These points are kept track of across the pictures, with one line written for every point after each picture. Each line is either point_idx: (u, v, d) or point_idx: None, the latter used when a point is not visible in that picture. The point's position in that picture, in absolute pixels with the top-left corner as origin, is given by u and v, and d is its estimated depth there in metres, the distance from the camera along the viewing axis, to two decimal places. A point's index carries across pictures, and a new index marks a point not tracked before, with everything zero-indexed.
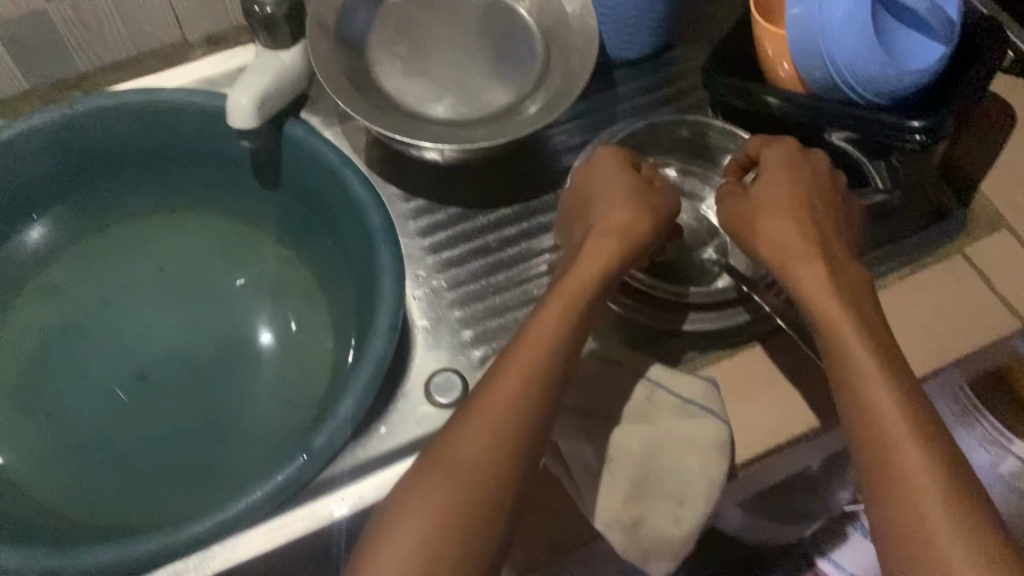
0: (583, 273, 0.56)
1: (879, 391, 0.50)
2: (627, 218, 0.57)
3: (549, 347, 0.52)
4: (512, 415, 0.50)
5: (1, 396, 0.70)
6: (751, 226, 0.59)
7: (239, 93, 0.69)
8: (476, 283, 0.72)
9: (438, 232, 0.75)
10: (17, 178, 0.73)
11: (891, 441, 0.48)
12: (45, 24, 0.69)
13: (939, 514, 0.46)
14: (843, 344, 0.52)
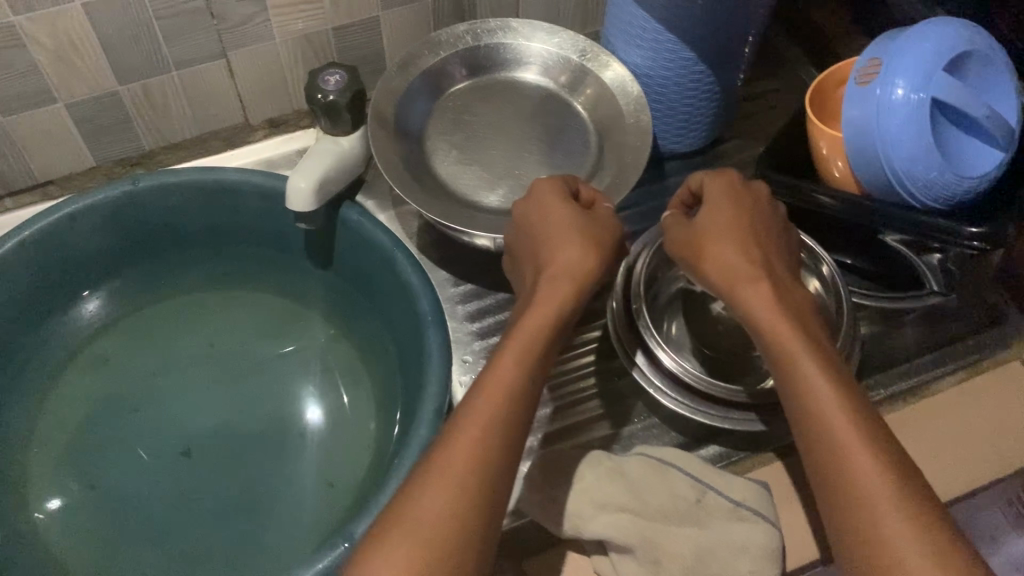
0: (542, 310, 0.53)
1: (838, 424, 0.47)
2: (576, 255, 0.55)
3: (510, 398, 0.49)
4: (476, 458, 0.47)
5: (52, 467, 0.71)
6: (696, 252, 0.56)
7: (299, 178, 0.70)
8: None
9: (487, 318, 0.75)
10: (77, 252, 0.75)
11: (851, 472, 0.45)
12: (117, 104, 0.72)
13: (903, 542, 0.43)
14: (789, 367, 0.50)
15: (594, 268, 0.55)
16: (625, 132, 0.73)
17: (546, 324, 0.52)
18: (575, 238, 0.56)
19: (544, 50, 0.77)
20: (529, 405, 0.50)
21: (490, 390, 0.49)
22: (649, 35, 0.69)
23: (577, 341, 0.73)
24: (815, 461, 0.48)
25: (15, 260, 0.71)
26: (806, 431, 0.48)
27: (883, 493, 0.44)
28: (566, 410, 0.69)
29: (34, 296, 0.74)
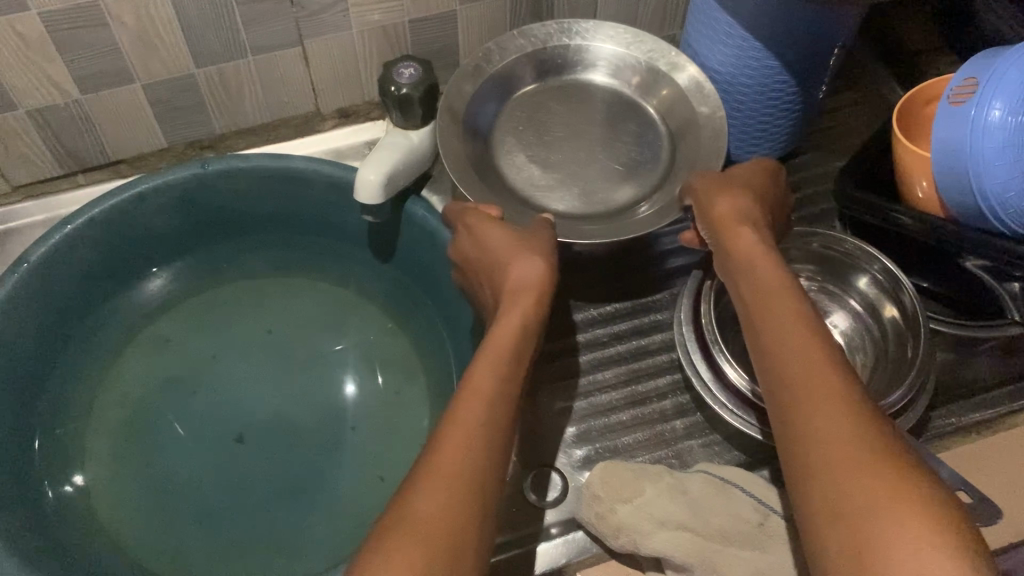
0: (502, 317, 0.53)
1: (796, 333, 0.46)
2: (527, 267, 0.56)
3: (490, 400, 0.47)
4: (478, 454, 0.44)
5: (106, 442, 0.72)
6: (705, 208, 0.60)
7: (369, 169, 0.70)
8: (583, 379, 0.70)
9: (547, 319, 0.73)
10: (142, 230, 0.75)
11: (793, 358, 0.45)
12: (192, 87, 0.72)
13: (829, 411, 0.42)
14: (754, 285, 0.51)
15: (542, 273, 0.56)
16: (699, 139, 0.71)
17: (509, 324, 0.53)
18: (518, 251, 0.58)
19: (614, 52, 0.76)
20: (509, 404, 0.48)
21: (474, 383, 0.48)
22: (732, 41, 0.68)
23: (638, 351, 0.71)
24: (763, 361, 0.48)
25: (85, 237, 0.71)
26: (758, 337, 0.49)
27: (821, 372, 0.44)
28: (625, 421, 0.67)
29: (99, 272, 0.75)
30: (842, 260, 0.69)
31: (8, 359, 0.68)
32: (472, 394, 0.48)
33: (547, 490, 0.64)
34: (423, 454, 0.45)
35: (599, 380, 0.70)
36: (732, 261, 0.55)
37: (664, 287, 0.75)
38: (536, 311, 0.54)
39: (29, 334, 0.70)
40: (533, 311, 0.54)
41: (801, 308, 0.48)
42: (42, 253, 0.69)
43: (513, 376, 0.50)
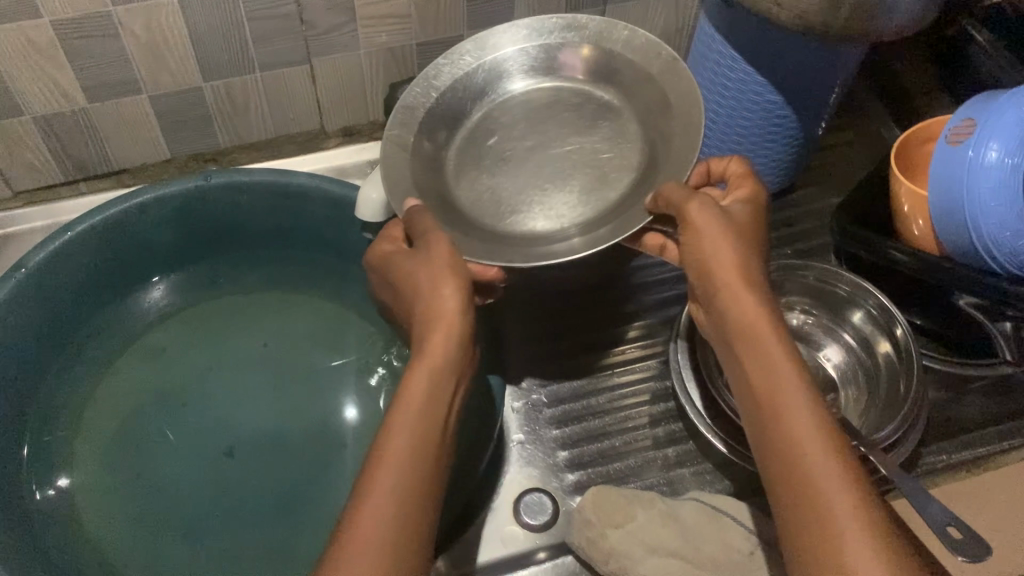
0: (421, 361, 0.49)
1: (823, 473, 0.43)
2: (453, 290, 0.51)
3: (410, 465, 0.45)
4: (401, 541, 0.43)
5: (94, 452, 0.71)
6: (709, 289, 0.51)
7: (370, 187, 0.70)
8: (577, 403, 0.70)
9: (545, 346, 0.73)
10: (141, 240, 0.76)
11: (823, 484, 0.42)
12: (199, 101, 0.73)
13: (865, 557, 0.40)
14: (764, 371, 0.47)
15: (459, 306, 0.51)
16: (653, 86, 0.63)
17: (419, 379, 0.48)
18: (435, 278, 0.53)
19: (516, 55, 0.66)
20: (430, 470, 0.46)
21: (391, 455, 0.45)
22: (735, 77, 0.69)
23: (634, 376, 0.71)
24: (786, 490, 0.44)
25: (82, 246, 0.72)
26: (766, 415, 0.46)
27: (855, 510, 0.41)
28: (619, 445, 0.67)
29: (95, 281, 0.75)
30: (837, 294, 0.70)
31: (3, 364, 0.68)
32: (386, 464, 0.45)
33: (536, 512, 0.63)
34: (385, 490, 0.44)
35: (593, 406, 0.70)
36: (751, 364, 0.48)
37: (655, 310, 0.75)
38: (456, 346, 0.50)
39: (22, 340, 0.70)
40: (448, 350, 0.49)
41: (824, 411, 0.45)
42: (40, 259, 0.69)
43: (431, 436, 0.47)
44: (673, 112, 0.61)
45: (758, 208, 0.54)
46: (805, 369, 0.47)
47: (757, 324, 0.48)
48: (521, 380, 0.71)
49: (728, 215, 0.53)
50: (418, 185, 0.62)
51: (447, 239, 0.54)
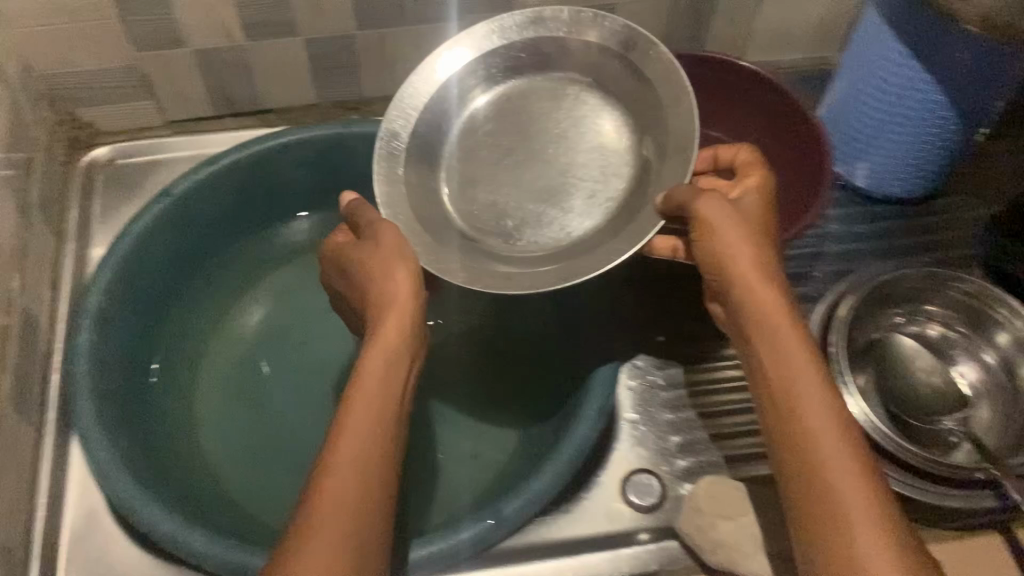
0: (375, 346, 0.49)
1: (837, 468, 0.42)
2: (403, 282, 0.51)
3: (360, 445, 0.44)
4: (354, 511, 0.42)
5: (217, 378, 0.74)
6: (722, 277, 0.50)
7: None
8: (695, 389, 0.69)
9: (665, 326, 0.72)
10: (279, 181, 0.77)
11: (834, 479, 0.42)
12: (350, 50, 0.74)
13: (874, 549, 0.39)
14: (781, 366, 0.46)
15: (412, 290, 0.51)
16: (640, 91, 0.61)
17: (375, 360, 0.48)
18: (388, 273, 0.52)
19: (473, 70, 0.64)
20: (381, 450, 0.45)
21: (345, 430, 0.45)
22: (903, 72, 0.66)
23: None
24: (802, 484, 0.43)
25: (225, 179, 0.74)
26: (779, 409, 0.45)
27: (864, 505, 0.41)
28: (734, 436, 0.66)
29: (231, 215, 0.77)
30: (985, 311, 0.66)
31: (143, 286, 0.71)
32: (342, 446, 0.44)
33: (645, 494, 0.63)
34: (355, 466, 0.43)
35: (710, 394, 0.68)
36: (768, 357, 0.47)
37: None
38: (406, 330, 0.50)
39: (161, 263, 0.72)
40: (399, 338, 0.50)
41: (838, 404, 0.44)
42: (185, 187, 0.72)
43: (385, 416, 0.46)
44: (658, 105, 0.60)
45: (764, 197, 0.53)
46: (822, 362, 0.46)
47: (777, 313, 0.48)
48: (639, 362, 0.70)
49: (740, 207, 0.52)
50: (418, 214, 0.62)
51: (393, 230, 0.55)
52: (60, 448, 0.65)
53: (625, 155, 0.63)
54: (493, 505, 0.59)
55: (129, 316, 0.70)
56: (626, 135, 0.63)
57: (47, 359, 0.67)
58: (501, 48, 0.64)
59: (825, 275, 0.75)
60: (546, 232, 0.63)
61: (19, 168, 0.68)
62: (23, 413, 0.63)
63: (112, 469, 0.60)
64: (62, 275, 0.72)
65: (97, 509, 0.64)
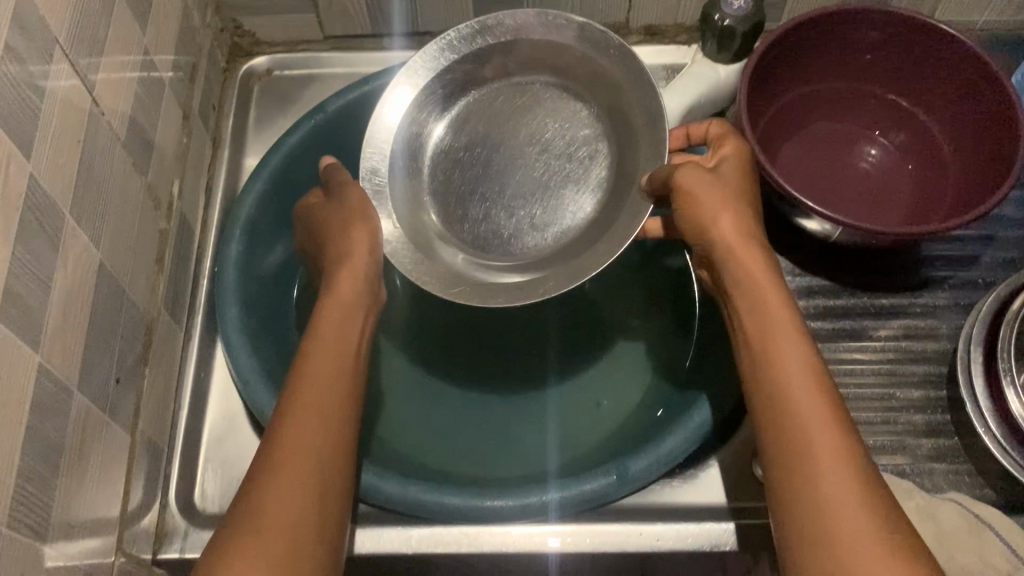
0: (327, 306, 0.52)
1: (812, 420, 0.43)
2: (363, 242, 0.56)
3: (326, 386, 0.46)
4: (323, 446, 0.44)
5: None
6: (705, 240, 0.52)
7: (668, 99, 0.67)
8: (841, 367, 0.66)
9: (813, 298, 0.69)
10: None
11: (804, 417, 0.43)
12: None
13: (839, 477, 0.41)
14: (759, 323, 0.47)
15: (367, 253, 0.55)
16: (626, 92, 0.64)
17: (331, 317, 0.51)
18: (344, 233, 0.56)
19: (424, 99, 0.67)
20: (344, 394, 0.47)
21: (309, 379, 0.46)
22: None
23: (907, 355, 0.66)
24: (775, 441, 0.43)
25: (377, 99, 0.73)
26: (752, 369, 0.46)
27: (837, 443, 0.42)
28: (875, 422, 0.64)
29: None
30: None
31: (290, 200, 0.72)
32: (310, 384, 0.46)
33: None
34: (328, 405, 0.45)
35: (857, 375, 0.66)
36: (748, 315, 0.48)
37: (943, 287, 0.69)
38: (357, 291, 0.54)
39: (308, 176, 0.73)
40: (353, 295, 0.53)
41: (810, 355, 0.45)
42: (339, 105, 0.71)
43: (344, 361, 0.49)
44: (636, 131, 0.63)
45: (746, 166, 0.55)
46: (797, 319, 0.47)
47: (749, 273, 0.49)
48: None
49: (722, 175, 0.53)
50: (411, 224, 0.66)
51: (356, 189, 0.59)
52: (207, 351, 0.68)
53: (599, 155, 0.68)
54: (619, 461, 0.58)
55: (275, 227, 0.70)
56: (601, 139, 0.68)
57: (199, 263, 0.69)
58: (452, 68, 0.67)
59: (996, 261, 0.70)
60: (541, 238, 0.68)
61: (186, 75, 0.69)
62: (175, 315, 0.65)
63: (254, 376, 0.61)
64: (217, 180, 0.73)
65: (237, 415, 0.67)
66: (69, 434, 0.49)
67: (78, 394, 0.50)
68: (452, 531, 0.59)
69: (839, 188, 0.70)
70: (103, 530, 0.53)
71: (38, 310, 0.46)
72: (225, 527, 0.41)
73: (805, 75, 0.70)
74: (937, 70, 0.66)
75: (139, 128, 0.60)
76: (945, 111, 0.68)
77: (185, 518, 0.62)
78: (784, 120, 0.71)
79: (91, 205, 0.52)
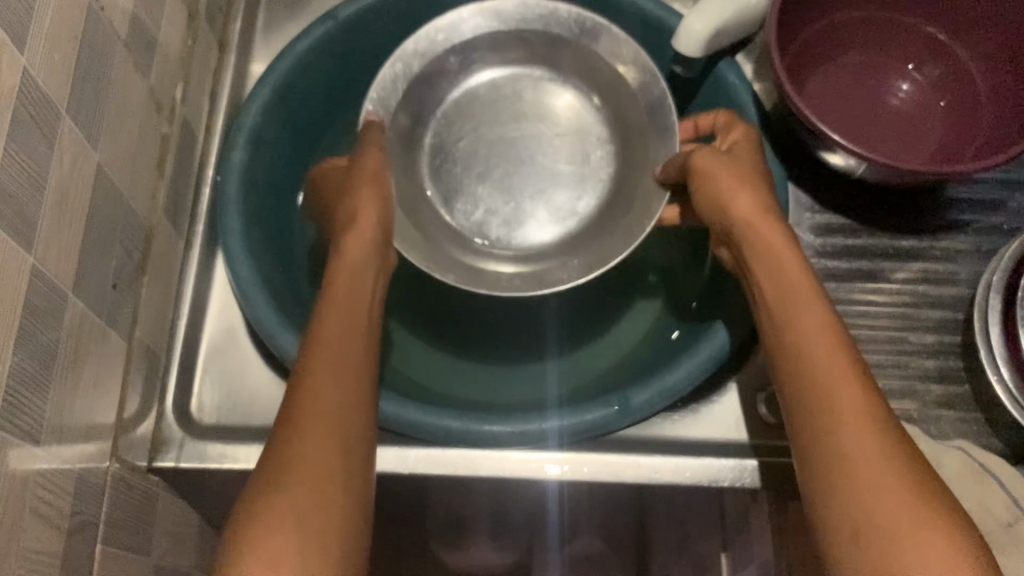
0: (339, 263, 0.52)
1: (837, 376, 0.43)
2: (374, 202, 0.55)
3: (346, 340, 0.47)
4: (344, 397, 0.44)
5: None
6: (719, 211, 0.51)
7: (696, 17, 0.62)
8: (853, 309, 0.64)
9: (831, 237, 0.67)
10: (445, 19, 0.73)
11: (824, 371, 0.43)
12: None
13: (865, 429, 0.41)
14: (777, 284, 0.47)
15: (377, 210, 0.55)
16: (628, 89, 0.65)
17: (344, 272, 0.51)
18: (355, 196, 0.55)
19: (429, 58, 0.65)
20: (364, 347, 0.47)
21: (325, 329, 0.47)
22: None
23: (923, 299, 0.65)
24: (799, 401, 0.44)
25: (390, 8, 0.70)
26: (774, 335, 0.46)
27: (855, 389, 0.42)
28: (885, 366, 0.63)
29: (391, 49, 0.74)
30: None
31: (296, 111, 0.69)
32: (328, 336, 0.47)
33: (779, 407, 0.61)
34: (346, 358, 0.46)
35: (868, 318, 0.64)
36: (765, 283, 0.48)
37: (967, 232, 0.66)
38: (366, 253, 0.53)
39: (316, 86, 0.70)
40: (363, 254, 0.53)
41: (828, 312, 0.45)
42: (350, 13, 0.68)
43: (361, 314, 0.49)
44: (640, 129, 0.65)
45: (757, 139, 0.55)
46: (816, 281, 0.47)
47: (766, 239, 0.49)
48: None
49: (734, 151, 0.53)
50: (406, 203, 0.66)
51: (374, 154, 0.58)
52: (207, 262, 0.67)
53: (598, 138, 0.70)
54: (622, 393, 0.57)
55: (280, 137, 0.68)
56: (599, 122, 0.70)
57: (201, 170, 0.68)
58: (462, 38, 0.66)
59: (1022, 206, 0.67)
60: (538, 227, 0.69)
61: None
62: (176, 223, 0.64)
63: (254, 288, 0.59)
64: (223, 85, 0.71)
65: (237, 328, 0.66)
66: (62, 338, 0.48)
67: (74, 298, 0.49)
68: (450, 455, 0.59)
69: (867, 126, 0.67)
70: (98, 436, 0.53)
71: (30, 210, 0.44)
72: (255, 477, 0.42)
73: (839, 3, 0.66)
74: (978, 3, 0.63)
75: (142, 26, 0.58)
76: (985, 47, 0.64)
77: (182, 427, 0.61)
78: (814, 51, 0.68)
79: (90, 104, 0.50)
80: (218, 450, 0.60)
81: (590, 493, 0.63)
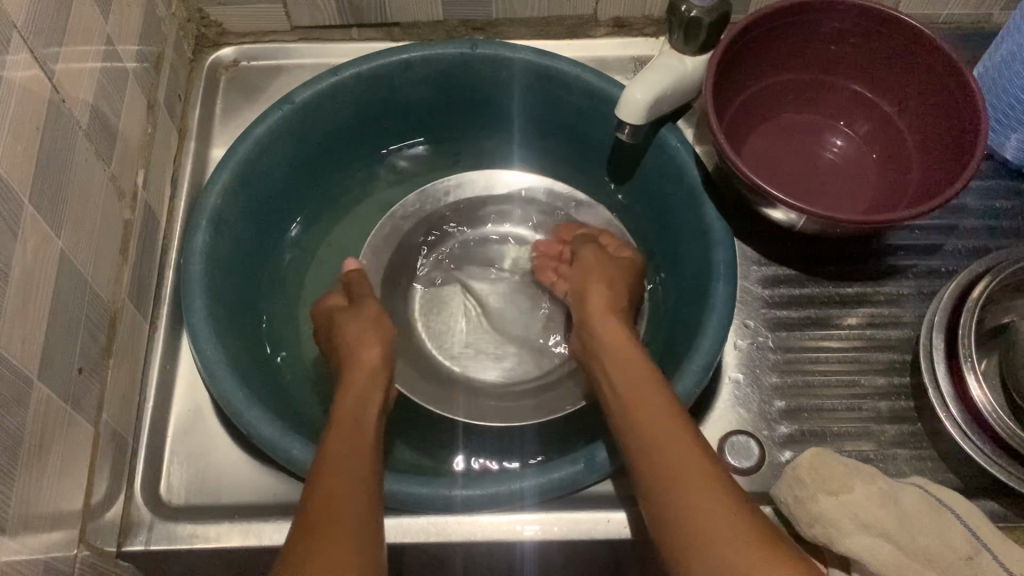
0: (347, 394, 0.56)
1: (688, 485, 0.45)
2: (377, 356, 0.59)
3: (357, 455, 0.49)
4: (362, 488, 0.46)
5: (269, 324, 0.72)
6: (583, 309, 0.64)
7: (636, 88, 0.65)
8: (807, 356, 0.67)
9: (780, 287, 0.70)
10: (398, 98, 0.76)
11: (685, 507, 0.44)
12: None
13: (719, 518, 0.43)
14: (654, 432, 0.49)
15: (380, 360, 0.60)
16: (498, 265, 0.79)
17: (348, 399, 0.55)
18: (363, 336, 0.61)
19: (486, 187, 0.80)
20: (370, 463, 0.49)
21: (331, 450, 0.49)
22: None
23: (872, 343, 0.67)
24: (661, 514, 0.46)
25: (345, 89, 0.72)
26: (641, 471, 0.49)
27: (732, 516, 0.43)
28: (841, 410, 0.65)
29: (346, 129, 0.76)
30: None
31: (258, 191, 0.71)
32: (341, 450, 0.49)
33: (743, 455, 0.63)
34: (347, 461, 0.48)
35: (821, 365, 0.66)
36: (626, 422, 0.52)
37: (907, 276, 0.70)
38: (371, 380, 0.57)
39: (276, 167, 0.72)
40: (365, 385, 0.57)
41: (706, 468, 0.46)
42: (306, 95, 0.71)
43: (365, 436, 0.52)
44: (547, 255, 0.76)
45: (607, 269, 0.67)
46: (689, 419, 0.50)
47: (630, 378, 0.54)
48: (750, 320, 0.69)
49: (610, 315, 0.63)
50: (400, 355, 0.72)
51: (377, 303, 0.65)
52: (173, 343, 0.68)
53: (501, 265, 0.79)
54: (587, 450, 0.58)
55: (243, 217, 0.70)
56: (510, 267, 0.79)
57: (164, 254, 0.69)
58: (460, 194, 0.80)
59: (960, 250, 0.71)
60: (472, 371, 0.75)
61: (151, 64, 0.68)
62: (140, 307, 0.65)
63: (219, 367, 0.60)
64: (183, 171, 0.73)
65: (203, 406, 0.67)
66: (28, 424, 0.48)
67: (39, 384, 0.49)
68: (419, 521, 0.60)
69: (808, 180, 0.71)
70: (66, 523, 0.53)
71: None
72: (283, 551, 0.42)
73: (772, 68, 0.70)
74: (899, 62, 0.67)
75: (103, 117, 0.59)
76: (910, 103, 0.69)
77: (151, 509, 0.61)
78: (752, 112, 0.72)
79: (51, 195, 0.52)
80: (188, 531, 0.60)
81: (563, 556, 0.64)
